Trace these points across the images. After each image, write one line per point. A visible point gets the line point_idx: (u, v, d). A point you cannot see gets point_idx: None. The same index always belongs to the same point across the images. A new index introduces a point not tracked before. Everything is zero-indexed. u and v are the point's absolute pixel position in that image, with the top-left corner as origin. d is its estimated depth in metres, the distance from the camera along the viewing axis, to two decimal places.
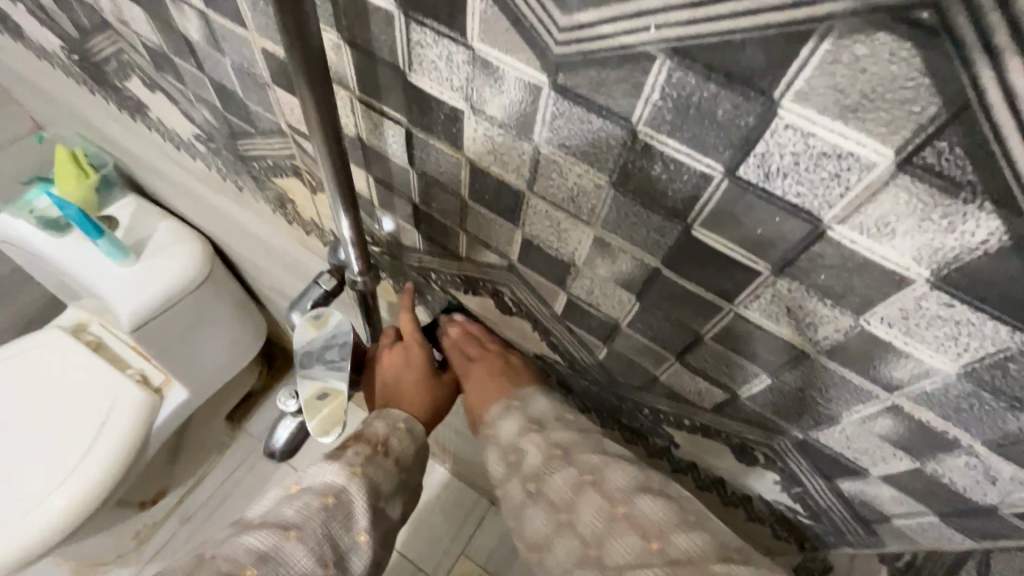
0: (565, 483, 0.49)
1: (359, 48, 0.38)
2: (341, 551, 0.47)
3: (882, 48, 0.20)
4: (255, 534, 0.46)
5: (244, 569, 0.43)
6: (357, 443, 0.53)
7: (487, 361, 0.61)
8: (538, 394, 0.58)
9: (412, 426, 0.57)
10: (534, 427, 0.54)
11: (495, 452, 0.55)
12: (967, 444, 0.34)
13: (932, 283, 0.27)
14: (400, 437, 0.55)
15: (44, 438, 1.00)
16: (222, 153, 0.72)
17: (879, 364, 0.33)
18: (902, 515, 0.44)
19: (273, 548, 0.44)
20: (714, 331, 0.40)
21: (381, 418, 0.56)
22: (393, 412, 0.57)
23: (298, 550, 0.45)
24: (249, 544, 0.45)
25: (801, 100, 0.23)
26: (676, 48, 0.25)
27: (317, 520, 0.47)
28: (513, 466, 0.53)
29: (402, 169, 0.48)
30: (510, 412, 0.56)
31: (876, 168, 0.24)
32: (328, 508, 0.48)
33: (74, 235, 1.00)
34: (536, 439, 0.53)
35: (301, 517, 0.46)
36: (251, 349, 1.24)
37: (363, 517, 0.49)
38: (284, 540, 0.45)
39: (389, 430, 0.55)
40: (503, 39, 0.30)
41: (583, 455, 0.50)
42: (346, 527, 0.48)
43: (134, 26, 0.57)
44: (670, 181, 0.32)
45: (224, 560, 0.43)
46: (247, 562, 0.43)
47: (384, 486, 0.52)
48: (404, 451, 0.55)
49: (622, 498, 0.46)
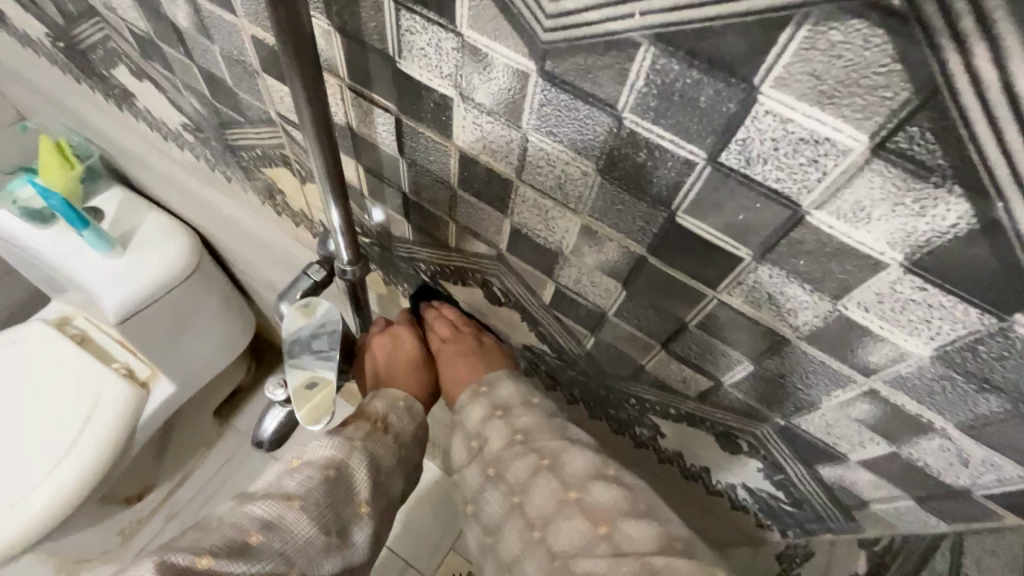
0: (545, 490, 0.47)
1: (349, 36, 0.38)
2: (344, 524, 0.48)
3: (856, 34, 0.21)
4: (260, 504, 0.46)
5: (249, 536, 0.43)
6: (358, 419, 0.55)
7: (460, 340, 0.62)
8: (504, 377, 0.57)
9: (411, 404, 0.59)
10: (498, 412, 0.54)
11: (460, 439, 0.56)
12: (940, 426, 0.35)
13: (906, 267, 0.28)
14: (400, 414, 0.57)
15: (30, 431, 0.99)
16: (210, 144, 0.71)
17: (856, 349, 0.34)
18: (880, 500, 0.45)
19: (276, 517, 0.45)
20: (698, 318, 0.41)
21: (380, 398, 0.58)
22: (392, 392, 0.58)
23: (302, 519, 0.45)
24: (253, 514, 0.45)
25: (779, 87, 0.24)
26: (659, 35, 0.25)
27: (320, 491, 0.47)
28: (475, 452, 0.54)
29: (392, 158, 0.48)
30: (476, 396, 0.56)
31: (851, 154, 0.25)
32: (329, 481, 0.48)
33: (58, 226, 0.99)
34: (499, 425, 0.53)
35: (304, 489, 0.47)
36: (238, 343, 1.24)
37: (364, 489, 0.50)
38: (288, 509, 0.46)
39: (387, 407, 0.57)
40: (491, 25, 0.30)
41: (543, 441, 0.51)
42: (348, 500, 0.49)
43: (121, 13, 0.56)
44: (654, 168, 0.32)
45: (231, 527, 0.44)
46: (252, 529, 0.44)
47: (384, 462, 0.53)
48: (402, 428, 0.56)
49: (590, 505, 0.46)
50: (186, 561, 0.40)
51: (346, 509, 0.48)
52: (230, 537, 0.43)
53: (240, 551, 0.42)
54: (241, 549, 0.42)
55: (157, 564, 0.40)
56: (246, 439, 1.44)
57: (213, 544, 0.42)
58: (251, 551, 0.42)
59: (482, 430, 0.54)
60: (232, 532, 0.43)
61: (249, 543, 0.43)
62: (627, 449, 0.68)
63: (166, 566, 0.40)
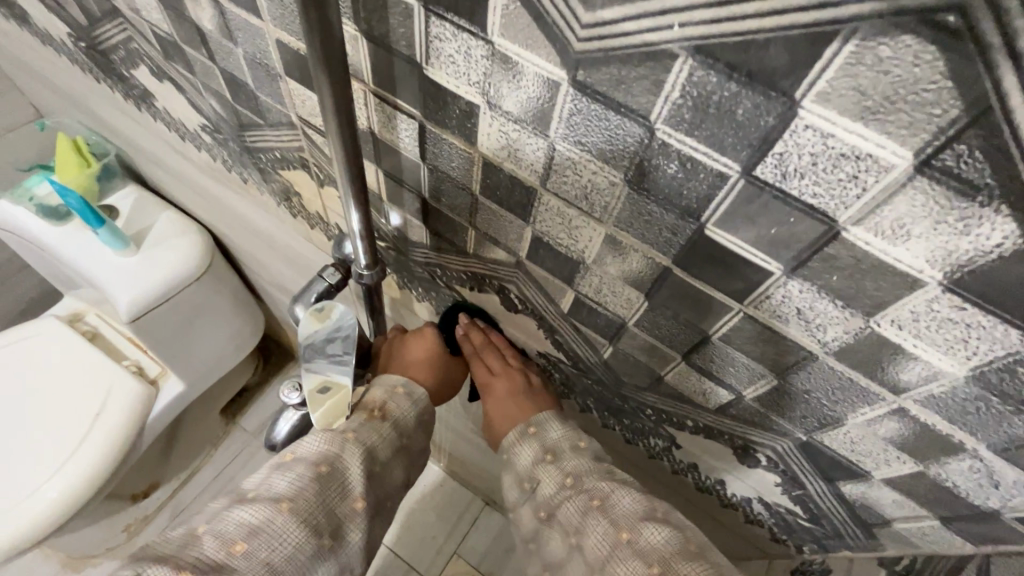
0: (573, 510, 0.49)
1: (377, 42, 0.38)
2: (337, 522, 0.48)
3: (906, 49, 0.20)
4: (247, 508, 0.45)
5: (233, 545, 0.43)
6: (356, 410, 0.55)
7: (509, 378, 0.60)
8: (554, 420, 0.57)
9: (412, 390, 0.59)
10: (548, 457, 0.54)
11: (512, 479, 0.56)
12: (971, 447, 0.35)
13: (944, 285, 0.27)
14: (398, 400, 0.57)
15: (39, 426, 1.00)
16: (228, 145, 0.72)
17: (887, 366, 0.34)
18: (903, 519, 0.45)
19: (265, 522, 0.44)
20: (723, 331, 0.40)
21: (381, 384, 0.58)
22: (394, 377, 0.59)
23: (293, 523, 0.45)
24: (238, 520, 0.44)
25: (822, 102, 0.24)
26: (699, 47, 0.25)
27: (310, 491, 0.47)
28: (527, 493, 0.54)
29: (413, 163, 0.48)
30: (527, 439, 0.56)
31: (894, 170, 0.24)
32: (322, 478, 0.48)
33: (74, 223, 1.00)
34: (551, 470, 0.53)
35: (293, 490, 0.46)
36: (248, 342, 1.24)
37: (358, 483, 0.50)
38: (276, 512, 0.45)
39: (386, 395, 0.57)
40: (523, 34, 0.30)
41: None
42: (341, 496, 0.49)
43: (145, 15, 0.57)
44: (685, 180, 0.32)
45: (216, 535, 0.43)
46: (238, 537, 0.43)
47: (380, 454, 0.53)
48: (400, 414, 0.57)
49: (626, 523, 0.47)
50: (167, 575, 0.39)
51: (339, 506, 0.48)
52: (212, 552, 0.42)
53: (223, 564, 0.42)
54: (223, 561, 0.42)
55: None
56: (251, 438, 1.44)
57: (195, 558, 0.41)
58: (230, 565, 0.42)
59: (534, 474, 0.54)
60: (216, 543, 0.43)
61: (233, 553, 0.42)
62: (641, 459, 0.67)
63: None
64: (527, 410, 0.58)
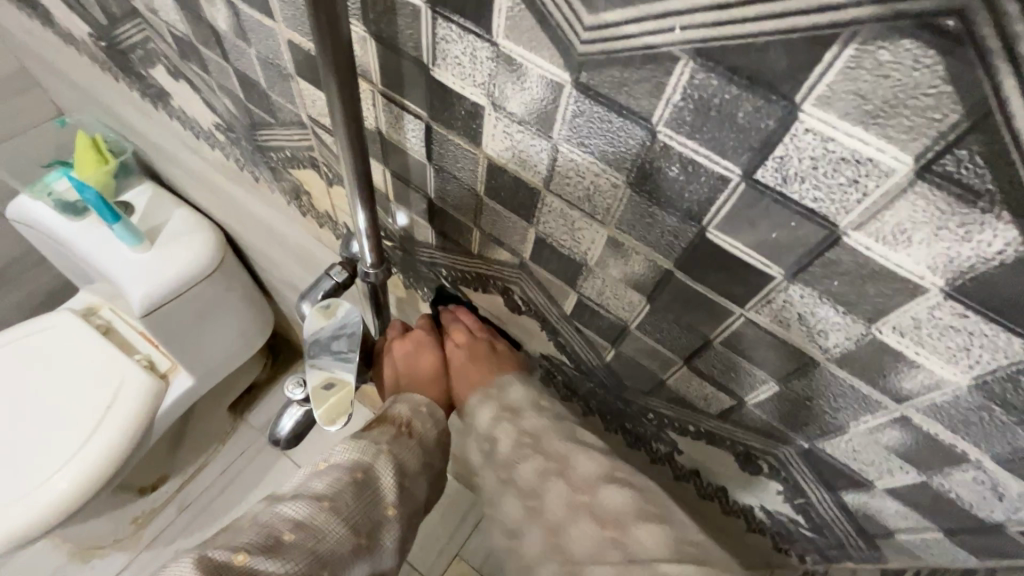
0: (535, 473, 0.47)
1: (384, 43, 0.39)
2: (373, 525, 0.47)
3: (906, 54, 0.20)
4: (291, 505, 0.45)
5: (281, 534, 0.43)
6: (382, 424, 0.54)
7: (473, 346, 0.61)
8: (515, 381, 0.56)
9: (433, 410, 0.58)
10: (506, 414, 0.52)
11: (473, 443, 0.53)
12: (974, 458, 0.34)
13: (946, 292, 0.27)
14: (423, 420, 0.56)
15: (52, 416, 1.01)
16: (241, 144, 0.73)
17: (889, 374, 0.33)
18: (907, 530, 0.44)
19: (308, 517, 0.44)
20: (724, 335, 0.40)
21: (403, 402, 0.57)
22: (415, 396, 0.58)
23: (333, 519, 0.45)
24: (284, 514, 0.45)
25: (822, 105, 0.24)
26: (700, 49, 0.25)
27: (348, 493, 0.47)
28: (487, 456, 0.51)
29: (420, 163, 0.49)
30: (485, 399, 0.54)
31: (894, 174, 0.24)
32: (357, 483, 0.48)
33: (90, 218, 1.02)
34: (507, 426, 0.50)
35: (332, 490, 0.47)
36: (257, 339, 1.26)
37: (391, 492, 0.49)
38: (317, 509, 0.45)
39: (412, 412, 0.56)
40: (528, 36, 0.31)
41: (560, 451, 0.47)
42: (375, 502, 0.48)
43: (163, 16, 0.58)
44: (687, 183, 0.32)
45: (263, 527, 0.44)
46: (285, 528, 0.43)
47: (410, 466, 0.52)
48: (427, 433, 0.55)
49: (585, 486, 0.45)
50: (225, 556, 0.41)
51: (374, 509, 0.48)
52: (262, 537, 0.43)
53: (271, 548, 0.42)
54: (272, 546, 0.42)
55: (195, 559, 0.40)
56: (259, 434, 1.46)
57: (246, 541, 0.42)
58: (282, 549, 0.42)
59: (492, 432, 0.51)
60: (264, 532, 0.43)
61: (281, 541, 0.42)
62: (643, 464, 0.67)
63: (204, 564, 0.40)
64: (489, 374, 0.58)
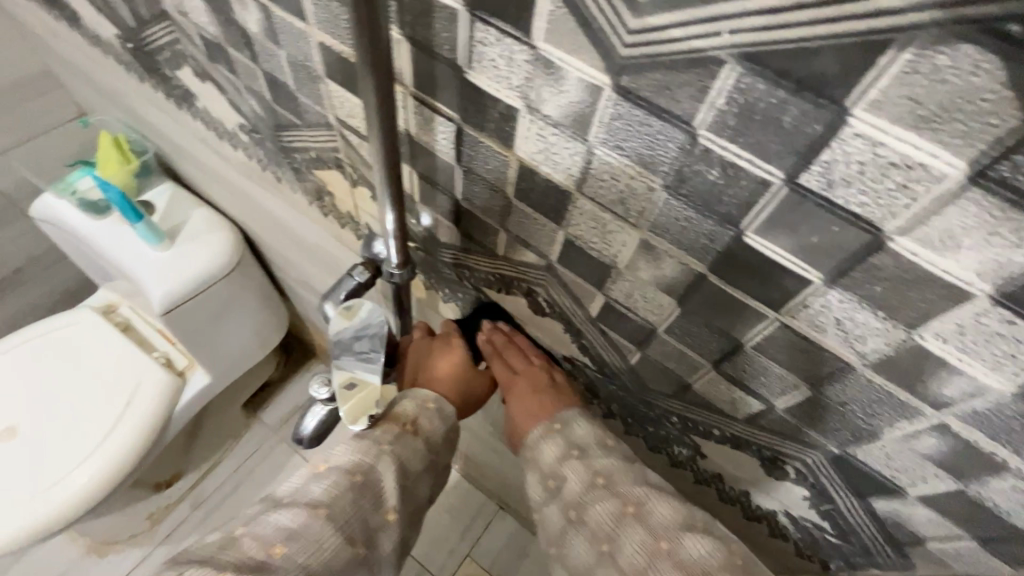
0: (607, 515, 0.47)
1: (419, 45, 0.39)
2: (370, 531, 0.48)
3: (966, 58, 0.20)
4: (283, 513, 0.46)
5: (272, 548, 0.43)
6: (389, 421, 0.55)
7: (532, 375, 0.61)
8: (579, 417, 0.55)
9: (442, 406, 0.58)
10: (573, 452, 0.52)
11: (535, 476, 0.54)
12: (1015, 466, 0.34)
13: (994, 298, 0.27)
14: (429, 416, 0.56)
15: (72, 411, 1.02)
16: (265, 145, 0.73)
17: (929, 380, 0.33)
18: (939, 538, 0.44)
19: (303, 525, 0.45)
20: (756, 339, 0.40)
21: (410, 398, 0.57)
22: (422, 392, 0.58)
23: (328, 528, 0.45)
24: (278, 523, 0.45)
25: (873, 110, 0.24)
26: (748, 54, 0.25)
27: (346, 499, 0.47)
28: (552, 492, 0.52)
29: (448, 165, 0.49)
30: (551, 435, 0.55)
31: (946, 180, 0.24)
32: (356, 487, 0.48)
33: (112, 217, 1.03)
34: (576, 465, 0.51)
35: (330, 496, 0.47)
36: (272, 338, 1.27)
37: (391, 495, 0.50)
38: (313, 518, 0.45)
39: (419, 409, 0.56)
40: (569, 39, 0.31)
41: (626, 486, 0.48)
42: (374, 506, 0.49)
43: (193, 18, 0.59)
44: (726, 186, 0.32)
45: (255, 540, 0.44)
46: (276, 540, 0.44)
47: (412, 467, 0.53)
48: (432, 430, 0.56)
49: (665, 533, 0.44)
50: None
51: (373, 515, 0.48)
52: (251, 552, 0.43)
53: (261, 566, 0.42)
54: (263, 563, 0.42)
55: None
56: (272, 433, 1.47)
57: (235, 560, 0.42)
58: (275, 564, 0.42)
59: (559, 470, 0.52)
60: (255, 546, 0.43)
61: (272, 556, 0.43)
62: (664, 467, 0.66)
63: None
64: (548, 406, 0.58)
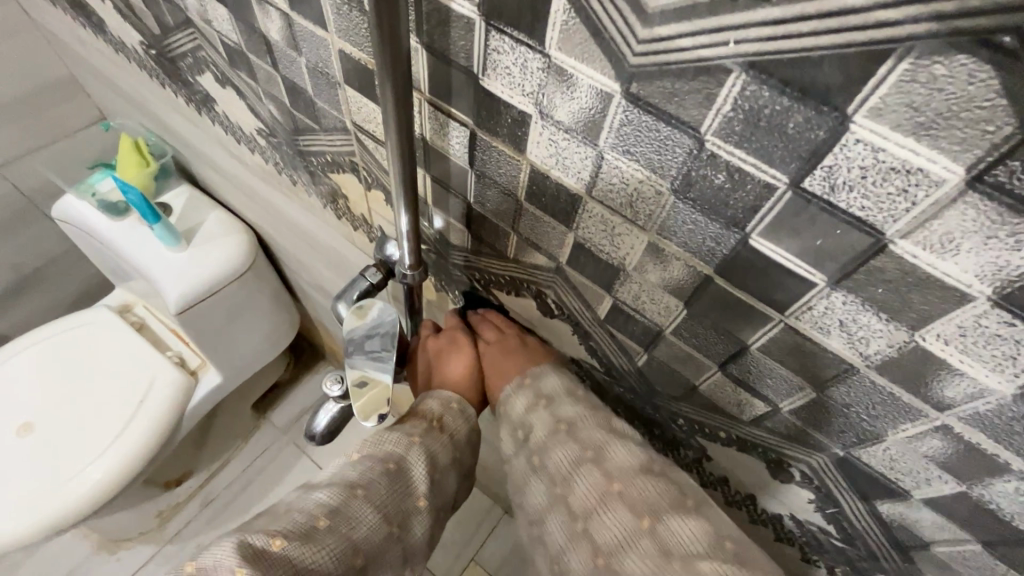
0: (591, 492, 0.45)
1: (435, 53, 0.40)
2: (404, 515, 0.48)
3: (961, 68, 0.21)
4: (323, 492, 0.46)
5: (317, 520, 0.43)
6: (414, 419, 0.56)
7: (502, 340, 0.62)
8: (548, 370, 0.57)
9: (464, 407, 0.60)
10: (541, 401, 0.53)
11: (506, 429, 0.55)
12: (1018, 468, 0.34)
13: (993, 299, 0.27)
14: (454, 416, 0.57)
15: (86, 408, 1.05)
16: (281, 148, 0.75)
17: (930, 382, 0.34)
18: (945, 542, 0.44)
19: (341, 504, 0.45)
20: (762, 341, 0.41)
21: (434, 398, 0.58)
22: (445, 393, 0.59)
23: (365, 507, 0.45)
24: (318, 499, 0.45)
25: (873, 116, 0.25)
26: (753, 63, 0.26)
27: (381, 484, 0.48)
28: (522, 442, 0.52)
29: (461, 169, 0.50)
30: (521, 387, 0.56)
31: (944, 185, 0.25)
32: (389, 474, 0.49)
33: (131, 218, 1.05)
34: (543, 414, 0.52)
35: (366, 479, 0.47)
36: (283, 340, 1.29)
37: (422, 484, 0.50)
38: (351, 497, 0.45)
39: (442, 408, 0.57)
40: (581, 48, 0.32)
41: (590, 434, 0.49)
42: (406, 492, 0.49)
43: (217, 25, 0.61)
44: (732, 190, 0.33)
45: (299, 512, 0.44)
46: (319, 514, 0.43)
47: (440, 459, 0.53)
48: (456, 429, 0.57)
49: (647, 509, 0.43)
50: (263, 540, 0.39)
51: (405, 499, 0.49)
52: (297, 520, 0.42)
53: (309, 533, 0.41)
54: (309, 532, 0.41)
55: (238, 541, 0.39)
56: (281, 434, 1.48)
57: (283, 527, 0.42)
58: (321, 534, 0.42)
59: (527, 418, 0.53)
60: (300, 515, 0.43)
61: (317, 527, 0.42)
62: None
63: (246, 547, 0.39)
64: (521, 362, 0.59)
